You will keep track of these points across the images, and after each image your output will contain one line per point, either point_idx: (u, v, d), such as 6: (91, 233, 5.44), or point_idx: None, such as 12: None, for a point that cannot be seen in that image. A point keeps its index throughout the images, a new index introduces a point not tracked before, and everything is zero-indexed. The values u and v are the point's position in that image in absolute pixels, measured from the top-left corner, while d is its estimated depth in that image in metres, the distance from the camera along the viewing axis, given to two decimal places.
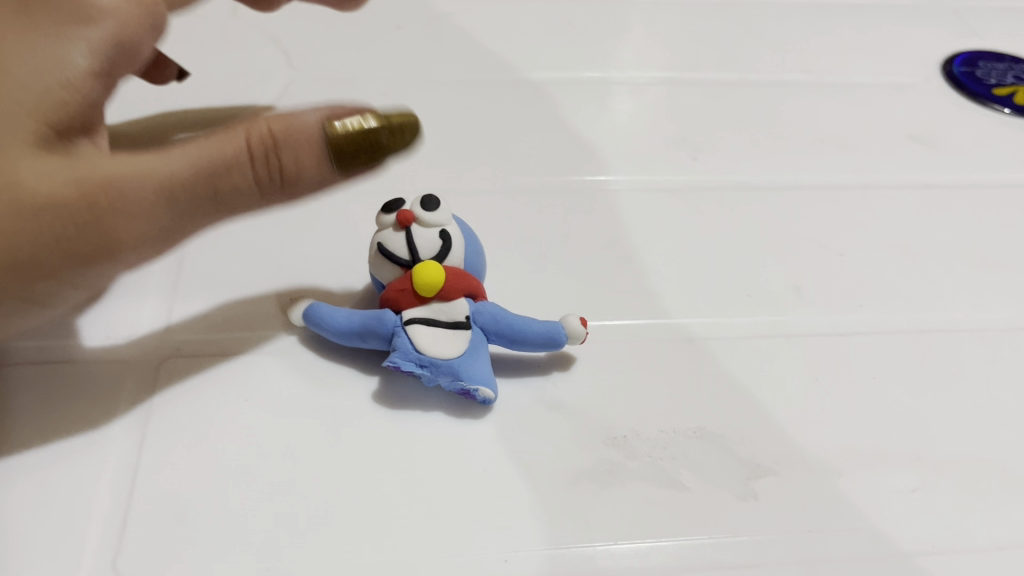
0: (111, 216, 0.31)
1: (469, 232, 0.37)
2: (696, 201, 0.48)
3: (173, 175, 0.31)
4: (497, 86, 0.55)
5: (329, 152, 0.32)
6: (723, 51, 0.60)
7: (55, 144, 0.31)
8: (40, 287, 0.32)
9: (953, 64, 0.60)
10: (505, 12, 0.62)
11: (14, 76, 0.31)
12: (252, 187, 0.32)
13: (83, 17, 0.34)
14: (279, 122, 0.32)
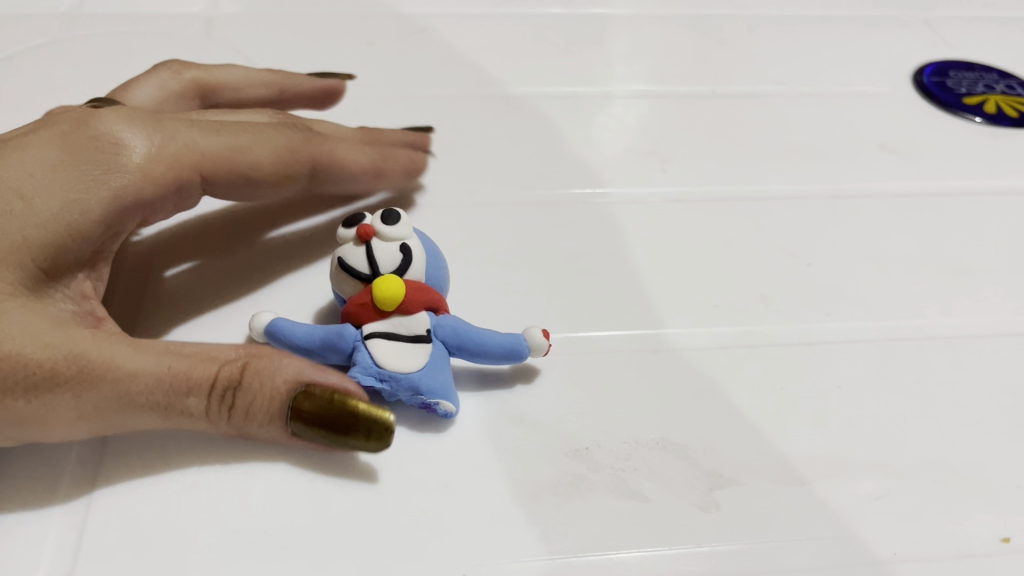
0: (57, 389, 0.29)
1: (431, 247, 0.37)
2: (666, 212, 0.48)
3: (132, 377, 0.30)
4: (469, 100, 0.56)
5: (292, 411, 0.31)
6: (695, 63, 0.61)
7: (42, 295, 0.30)
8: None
9: (923, 73, 0.60)
10: (479, 27, 0.63)
11: (34, 210, 0.30)
12: (198, 416, 0.31)
13: (122, 169, 0.33)
14: (257, 359, 0.32)
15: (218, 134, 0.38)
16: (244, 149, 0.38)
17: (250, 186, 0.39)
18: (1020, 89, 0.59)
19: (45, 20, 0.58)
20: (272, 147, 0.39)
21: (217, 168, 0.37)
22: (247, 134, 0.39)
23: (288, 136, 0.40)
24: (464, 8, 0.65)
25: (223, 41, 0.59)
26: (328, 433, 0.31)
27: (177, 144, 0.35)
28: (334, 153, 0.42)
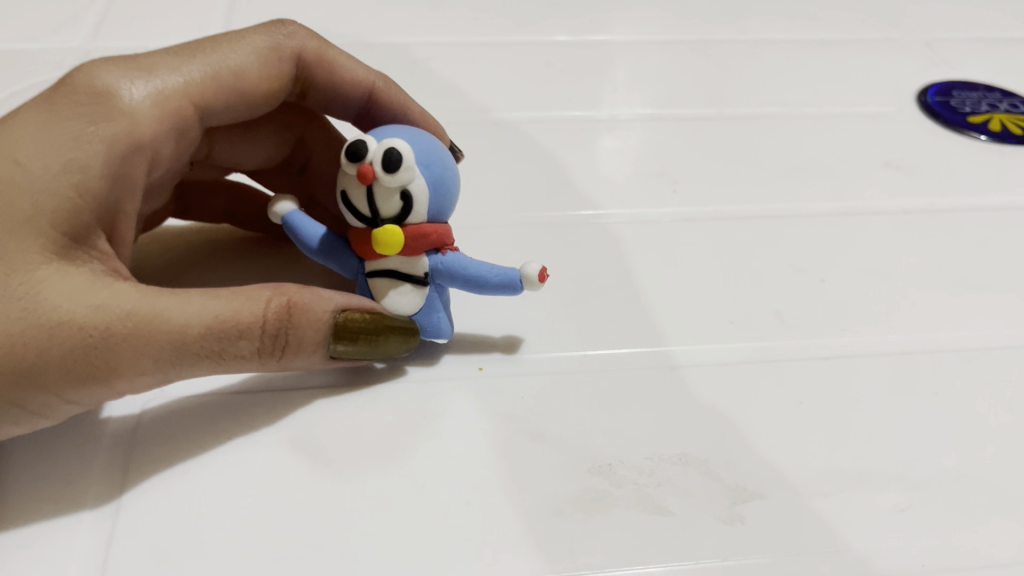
0: (113, 346, 0.30)
1: (437, 163, 0.36)
2: (677, 231, 0.48)
3: (182, 327, 0.31)
4: (478, 128, 0.57)
5: (335, 336, 0.34)
6: (702, 87, 0.61)
7: (70, 254, 0.31)
8: (31, 398, 0.30)
9: (927, 93, 0.61)
10: (486, 56, 0.64)
11: (36, 175, 0.31)
12: (251, 357, 0.33)
13: (110, 112, 0.34)
14: (297, 295, 0.33)
15: (195, 56, 0.39)
16: (225, 60, 0.39)
17: (245, 98, 0.40)
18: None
19: (59, 55, 0.59)
20: (254, 50, 0.40)
21: (206, 89, 0.38)
22: (223, 44, 0.40)
23: (266, 36, 0.41)
24: (468, 38, 0.66)
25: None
26: (367, 345, 0.35)
27: (161, 78, 0.37)
28: (329, 59, 0.43)
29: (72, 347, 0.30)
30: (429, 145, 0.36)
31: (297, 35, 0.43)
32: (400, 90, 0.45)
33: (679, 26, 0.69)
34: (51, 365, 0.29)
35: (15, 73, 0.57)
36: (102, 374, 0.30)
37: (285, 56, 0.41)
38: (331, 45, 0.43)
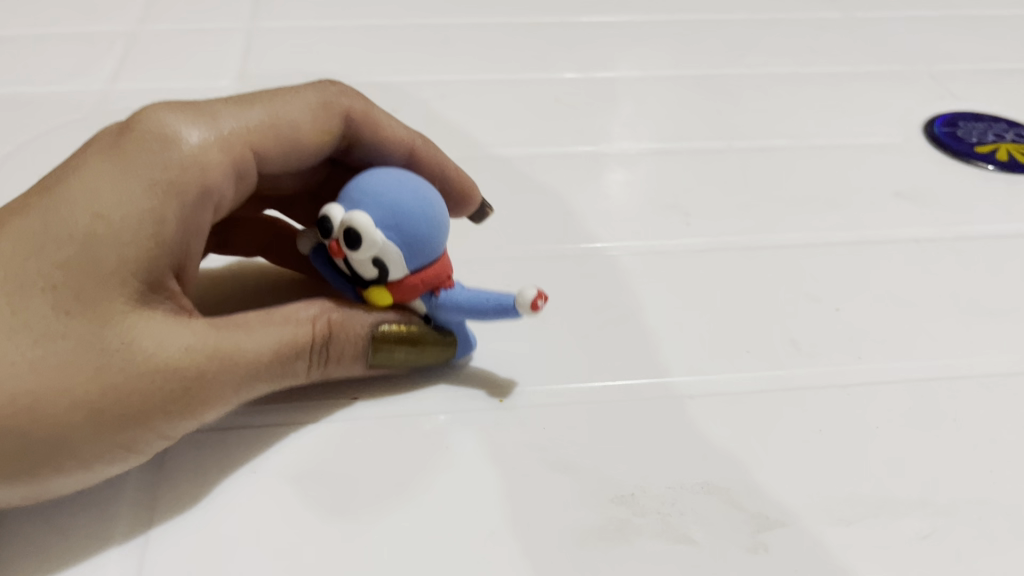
0: (204, 383, 0.33)
1: (413, 217, 0.35)
2: (691, 262, 0.49)
3: (256, 356, 0.34)
4: (491, 164, 0.57)
5: (374, 348, 0.38)
6: (710, 121, 0.62)
7: (150, 303, 0.33)
8: (139, 440, 0.33)
9: (933, 124, 0.62)
10: (498, 95, 0.65)
11: (120, 230, 0.32)
12: (304, 373, 0.37)
13: (177, 161, 0.34)
14: (335, 313, 0.37)
15: (254, 106, 0.40)
16: (281, 115, 0.40)
17: (301, 151, 0.41)
18: None
19: (78, 98, 0.60)
20: (307, 104, 0.41)
21: (265, 140, 0.39)
22: (281, 98, 0.41)
23: (321, 93, 0.42)
24: (479, 78, 0.67)
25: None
26: (405, 354, 0.38)
27: (223, 126, 0.38)
28: (374, 117, 0.43)
29: (173, 388, 0.32)
30: (405, 187, 0.35)
31: (348, 96, 0.43)
32: (439, 151, 0.45)
33: (685, 62, 0.70)
34: (154, 408, 0.32)
35: (37, 116, 0.58)
36: (202, 410, 0.33)
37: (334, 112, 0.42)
38: (378, 104, 0.44)
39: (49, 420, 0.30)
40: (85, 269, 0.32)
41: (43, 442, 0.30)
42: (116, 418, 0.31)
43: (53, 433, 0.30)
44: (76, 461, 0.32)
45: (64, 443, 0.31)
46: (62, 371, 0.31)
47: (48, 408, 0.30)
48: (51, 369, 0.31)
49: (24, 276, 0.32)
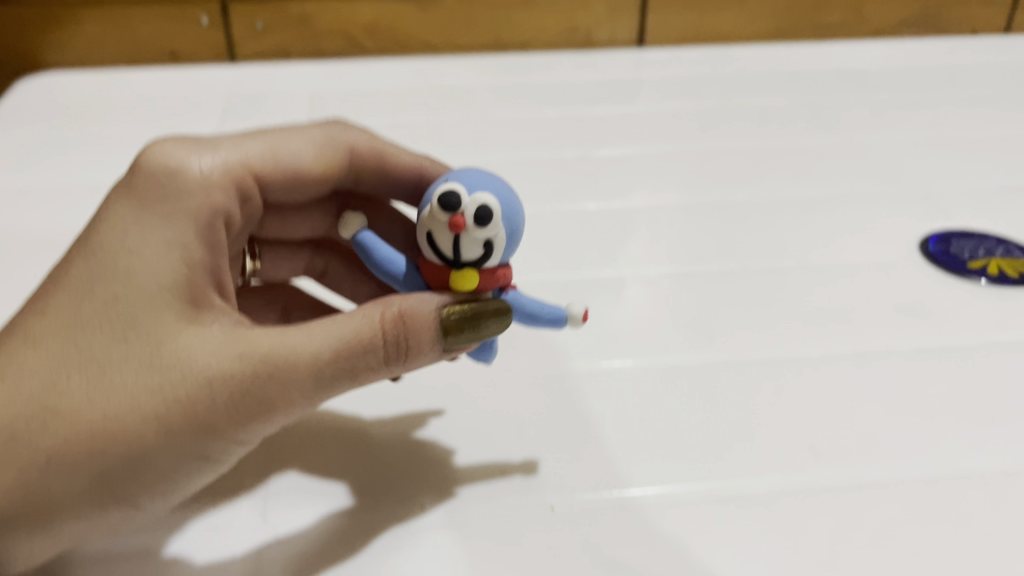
0: (264, 384, 0.42)
1: (510, 208, 0.45)
2: (714, 373, 0.54)
3: (315, 357, 0.42)
4: (526, 289, 0.64)
5: (444, 333, 0.44)
6: (723, 242, 0.69)
7: (193, 317, 0.43)
8: (211, 447, 0.42)
9: (927, 242, 0.68)
10: (528, 227, 0.72)
11: (155, 262, 0.44)
12: (380, 364, 0.43)
13: (187, 194, 0.46)
14: (402, 306, 0.43)
15: (254, 140, 0.53)
16: (283, 148, 0.54)
17: (302, 173, 0.55)
18: (1018, 250, 0.66)
19: None
20: (310, 141, 0.55)
21: (265, 165, 0.53)
22: (280, 135, 0.55)
23: (321, 131, 0.56)
24: None
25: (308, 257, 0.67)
26: (471, 335, 0.44)
27: (223, 154, 0.50)
28: (381, 148, 0.57)
29: (231, 394, 0.41)
30: (505, 187, 0.46)
31: (353, 133, 0.57)
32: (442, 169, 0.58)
33: (699, 189, 0.77)
34: (214, 412, 0.41)
35: None
36: (265, 410, 0.42)
37: (336, 145, 0.56)
38: (384, 139, 0.57)
39: (127, 438, 0.40)
40: (137, 300, 0.43)
41: (125, 454, 0.40)
42: (190, 424, 0.41)
43: (131, 449, 0.40)
44: (163, 471, 0.42)
45: (143, 457, 0.41)
46: (134, 387, 0.41)
47: (123, 424, 0.40)
48: (121, 392, 0.41)
49: (90, 314, 0.42)
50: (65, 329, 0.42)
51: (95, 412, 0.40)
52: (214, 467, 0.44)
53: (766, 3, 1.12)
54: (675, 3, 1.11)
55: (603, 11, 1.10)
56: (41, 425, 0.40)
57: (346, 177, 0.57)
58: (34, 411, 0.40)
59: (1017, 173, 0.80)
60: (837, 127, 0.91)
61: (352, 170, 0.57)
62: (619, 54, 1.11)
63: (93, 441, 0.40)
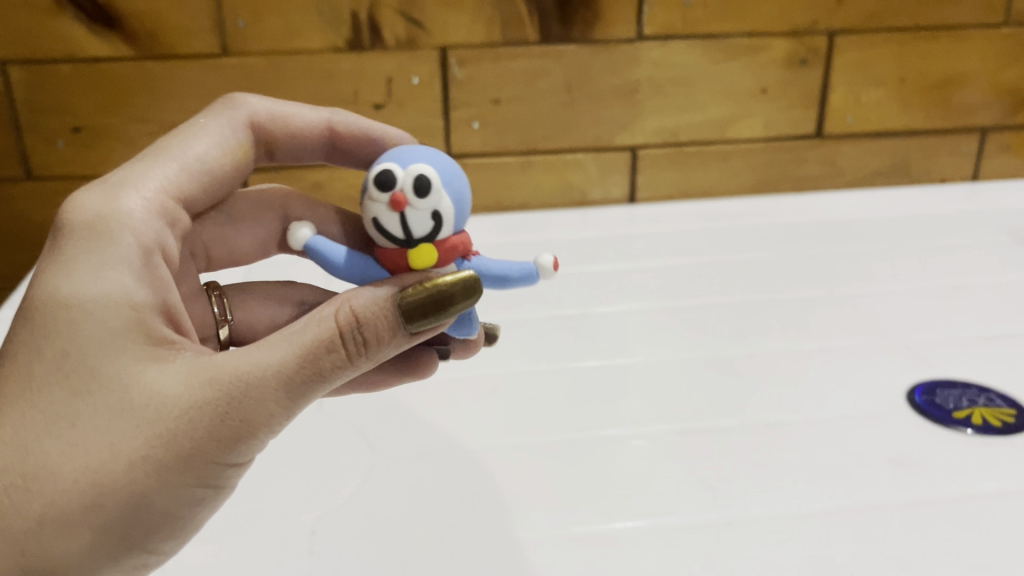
0: (238, 404, 0.45)
1: (451, 177, 0.52)
2: (718, 532, 0.57)
3: (281, 368, 0.46)
4: (538, 448, 0.67)
5: (404, 318, 0.48)
6: (721, 398, 0.72)
7: (150, 356, 0.46)
8: (202, 474, 0.46)
9: (913, 392, 0.72)
10: (537, 386, 0.76)
11: (99, 308, 0.46)
12: (346, 362, 0.47)
13: (115, 238, 0.50)
14: (354, 304, 0.48)
15: (164, 160, 0.58)
16: (190, 154, 0.59)
17: (216, 173, 0.61)
18: (999, 399, 0.71)
19: None
20: (218, 144, 0.61)
21: (184, 182, 0.58)
22: (178, 141, 0.60)
23: (218, 120, 0.63)
24: (519, 371, 0.78)
25: (328, 425, 0.71)
26: (437, 312, 0.48)
27: (143, 190, 0.55)
28: (286, 120, 0.67)
29: (208, 421, 0.45)
30: (441, 158, 0.52)
31: (249, 105, 0.65)
32: (346, 118, 0.68)
33: (696, 344, 0.82)
34: (195, 441, 0.45)
35: None
36: (246, 430, 0.46)
37: (240, 123, 0.64)
38: (281, 103, 0.67)
39: (114, 484, 0.44)
40: (91, 351, 0.45)
41: (125, 499, 0.44)
42: (177, 456, 0.44)
43: (128, 492, 0.44)
44: (163, 507, 0.45)
45: (138, 497, 0.44)
46: (112, 436, 0.44)
47: (110, 472, 0.44)
48: (101, 444, 0.44)
49: (47, 376, 0.45)
50: (25, 397, 0.45)
51: (81, 469, 0.43)
52: (209, 498, 0.47)
53: (747, 160, 1.21)
54: (662, 164, 1.19)
55: (596, 171, 1.18)
56: (24, 491, 0.43)
57: (262, 151, 0.67)
58: (14, 479, 0.43)
59: (993, 320, 0.85)
60: (821, 278, 0.96)
61: (262, 138, 0.66)
62: (612, 210, 1.19)
63: (92, 497, 0.43)
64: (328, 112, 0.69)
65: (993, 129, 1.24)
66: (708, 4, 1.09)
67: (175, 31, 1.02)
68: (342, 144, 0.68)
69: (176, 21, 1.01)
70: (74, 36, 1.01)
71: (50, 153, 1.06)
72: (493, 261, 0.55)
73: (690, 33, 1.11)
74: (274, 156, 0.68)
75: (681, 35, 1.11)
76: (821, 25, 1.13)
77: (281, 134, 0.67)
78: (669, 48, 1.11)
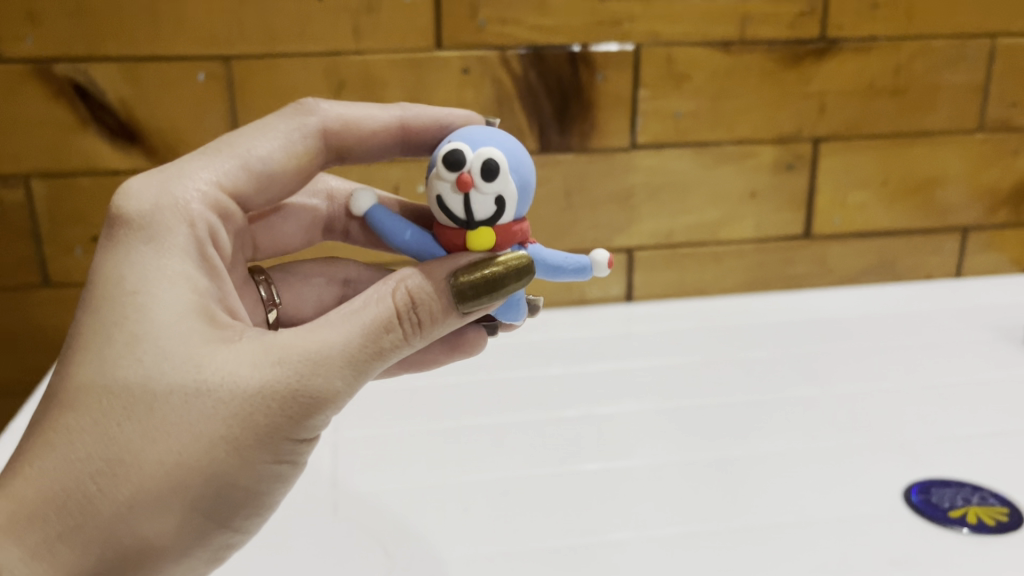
0: (305, 383, 0.52)
1: (517, 164, 0.62)
2: None
3: (345, 348, 0.53)
4: (548, 553, 0.69)
5: (459, 298, 0.57)
6: (723, 499, 0.75)
7: (215, 342, 0.53)
8: (274, 451, 0.53)
9: (909, 491, 0.74)
10: (545, 489, 0.78)
11: (165, 298, 0.54)
12: (403, 339, 0.55)
13: (174, 228, 0.58)
14: (414, 287, 0.56)
15: (224, 157, 0.64)
16: (252, 154, 0.65)
17: (277, 171, 0.67)
18: (992, 497, 0.73)
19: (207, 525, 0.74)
20: (280, 144, 0.67)
21: (242, 179, 0.65)
22: (244, 140, 0.66)
23: (286, 122, 0.68)
24: (527, 474, 0.81)
25: (344, 535, 0.72)
26: (489, 294, 0.58)
27: (199, 184, 0.62)
28: (355, 123, 0.72)
29: (277, 401, 0.51)
30: (514, 149, 0.62)
31: (328, 110, 0.70)
32: (417, 114, 0.73)
33: (697, 445, 0.84)
34: (268, 419, 0.51)
35: None
36: (312, 406, 0.52)
37: (311, 129, 0.69)
38: (351, 106, 0.72)
39: (196, 462, 0.50)
40: (162, 339, 0.52)
41: (207, 477, 0.51)
42: (252, 435, 0.51)
43: (210, 468, 0.50)
44: (242, 481, 0.52)
45: (219, 473, 0.51)
46: (189, 418, 0.50)
47: (193, 452, 0.50)
48: (180, 426, 0.50)
49: (123, 364, 0.51)
50: (105, 386, 0.51)
51: (165, 451, 0.50)
52: (282, 471, 0.54)
53: (739, 260, 1.25)
54: (658, 265, 1.23)
55: (595, 272, 1.22)
56: (112, 476, 0.49)
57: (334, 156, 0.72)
58: (101, 466, 0.50)
59: (983, 419, 0.88)
60: (816, 377, 0.99)
61: (336, 145, 0.71)
62: (610, 309, 1.22)
63: (176, 477, 0.50)
64: (401, 107, 0.74)
65: (973, 228, 1.30)
66: (698, 114, 1.15)
67: (193, 145, 1.07)
68: (414, 142, 0.74)
69: (194, 136, 1.07)
70: (96, 150, 1.06)
71: (68, 260, 1.10)
72: (548, 253, 0.65)
73: (681, 141, 1.16)
74: (354, 157, 0.73)
75: (673, 143, 1.16)
76: (806, 133, 1.19)
77: (355, 140, 0.72)
78: (662, 155, 1.17)
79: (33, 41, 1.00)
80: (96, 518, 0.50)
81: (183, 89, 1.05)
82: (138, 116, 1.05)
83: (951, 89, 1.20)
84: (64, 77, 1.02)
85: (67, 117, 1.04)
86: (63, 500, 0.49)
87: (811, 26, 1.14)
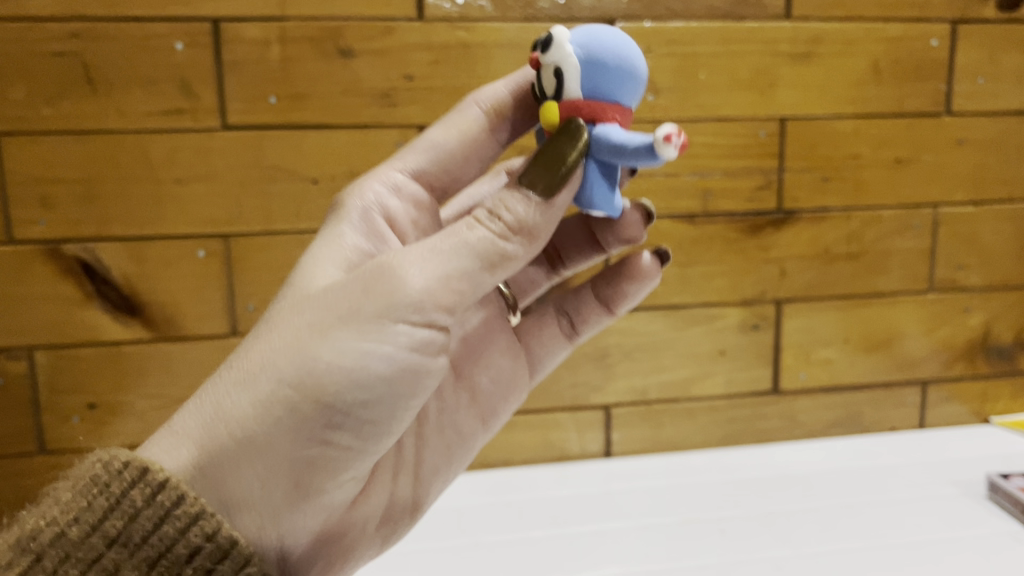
0: (378, 273, 0.60)
1: (590, 40, 0.63)
2: None
3: (424, 246, 0.60)
4: None
5: (539, 190, 0.60)
6: None
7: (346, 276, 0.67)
8: (357, 329, 0.59)
9: None
10: None
11: (321, 255, 0.70)
12: (491, 232, 0.60)
13: (353, 207, 0.76)
14: (497, 197, 0.61)
15: (407, 152, 0.80)
16: (427, 143, 0.80)
17: (443, 158, 0.80)
18: None
19: None
20: (449, 133, 0.79)
21: (422, 169, 0.80)
22: (424, 136, 0.81)
23: (453, 115, 0.80)
24: None
25: None
26: (559, 172, 0.60)
27: (385, 175, 0.79)
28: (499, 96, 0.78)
29: (354, 287, 0.61)
30: (601, 34, 0.63)
31: (485, 91, 0.79)
32: None
33: None
34: (344, 302, 0.60)
35: None
36: (389, 289, 0.59)
37: (466, 113, 0.79)
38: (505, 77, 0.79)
39: (282, 345, 0.61)
40: (304, 277, 0.67)
41: (286, 355, 0.60)
42: (331, 319, 0.60)
43: (290, 348, 0.60)
44: (328, 356, 0.59)
45: (300, 352, 0.60)
46: (289, 321, 0.62)
47: (281, 339, 0.61)
48: (281, 325, 0.62)
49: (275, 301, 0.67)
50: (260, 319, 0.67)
51: (267, 345, 0.61)
52: (378, 355, 0.59)
53: (711, 416, 1.30)
54: (634, 421, 1.28)
55: (573, 428, 1.27)
56: (232, 370, 0.63)
57: (493, 124, 0.79)
58: (230, 366, 0.63)
59: None
60: (786, 536, 1.03)
61: (495, 122, 0.79)
62: (589, 466, 1.26)
63: (263, 359, 0.61)
64: None
65: (933, 382, 1.36)
66: (667, 280, 1.23)
67: (190, 317, 1.13)
68: None
69: (192, 310, 1.13)
70: (98, 322, 1.11)
71: (63, 428, 1.14)
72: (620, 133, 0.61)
73: (652, 304, 1.24)
74: (524, 123, 0.80)
75: (645, 306, 1.24)
76: (769, 295, 1.27)
77: (509, 109, 0.78)
78: (635, 317, 1.24)
79: (45, 224, 1.08)
80: (216, 399, 0.62)
81: (181, 265, 1.11)
82: (139, 290, 1.11)
83: (901, 254, 1.29)
84: (72, 255, 1.09)
85: (73, 293, 1.10)
86: (202, 397, 0.63)
87: (767, 199, 1.23)
